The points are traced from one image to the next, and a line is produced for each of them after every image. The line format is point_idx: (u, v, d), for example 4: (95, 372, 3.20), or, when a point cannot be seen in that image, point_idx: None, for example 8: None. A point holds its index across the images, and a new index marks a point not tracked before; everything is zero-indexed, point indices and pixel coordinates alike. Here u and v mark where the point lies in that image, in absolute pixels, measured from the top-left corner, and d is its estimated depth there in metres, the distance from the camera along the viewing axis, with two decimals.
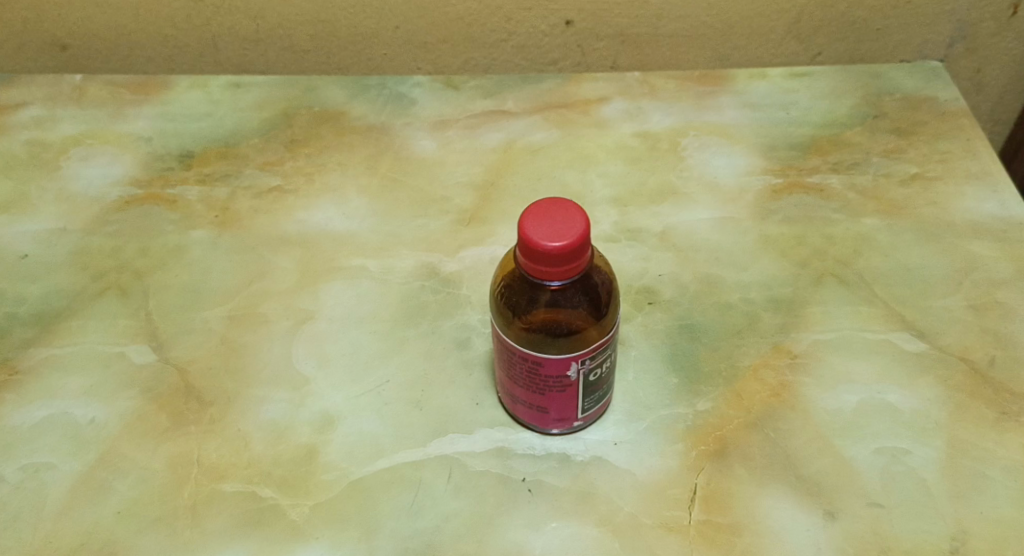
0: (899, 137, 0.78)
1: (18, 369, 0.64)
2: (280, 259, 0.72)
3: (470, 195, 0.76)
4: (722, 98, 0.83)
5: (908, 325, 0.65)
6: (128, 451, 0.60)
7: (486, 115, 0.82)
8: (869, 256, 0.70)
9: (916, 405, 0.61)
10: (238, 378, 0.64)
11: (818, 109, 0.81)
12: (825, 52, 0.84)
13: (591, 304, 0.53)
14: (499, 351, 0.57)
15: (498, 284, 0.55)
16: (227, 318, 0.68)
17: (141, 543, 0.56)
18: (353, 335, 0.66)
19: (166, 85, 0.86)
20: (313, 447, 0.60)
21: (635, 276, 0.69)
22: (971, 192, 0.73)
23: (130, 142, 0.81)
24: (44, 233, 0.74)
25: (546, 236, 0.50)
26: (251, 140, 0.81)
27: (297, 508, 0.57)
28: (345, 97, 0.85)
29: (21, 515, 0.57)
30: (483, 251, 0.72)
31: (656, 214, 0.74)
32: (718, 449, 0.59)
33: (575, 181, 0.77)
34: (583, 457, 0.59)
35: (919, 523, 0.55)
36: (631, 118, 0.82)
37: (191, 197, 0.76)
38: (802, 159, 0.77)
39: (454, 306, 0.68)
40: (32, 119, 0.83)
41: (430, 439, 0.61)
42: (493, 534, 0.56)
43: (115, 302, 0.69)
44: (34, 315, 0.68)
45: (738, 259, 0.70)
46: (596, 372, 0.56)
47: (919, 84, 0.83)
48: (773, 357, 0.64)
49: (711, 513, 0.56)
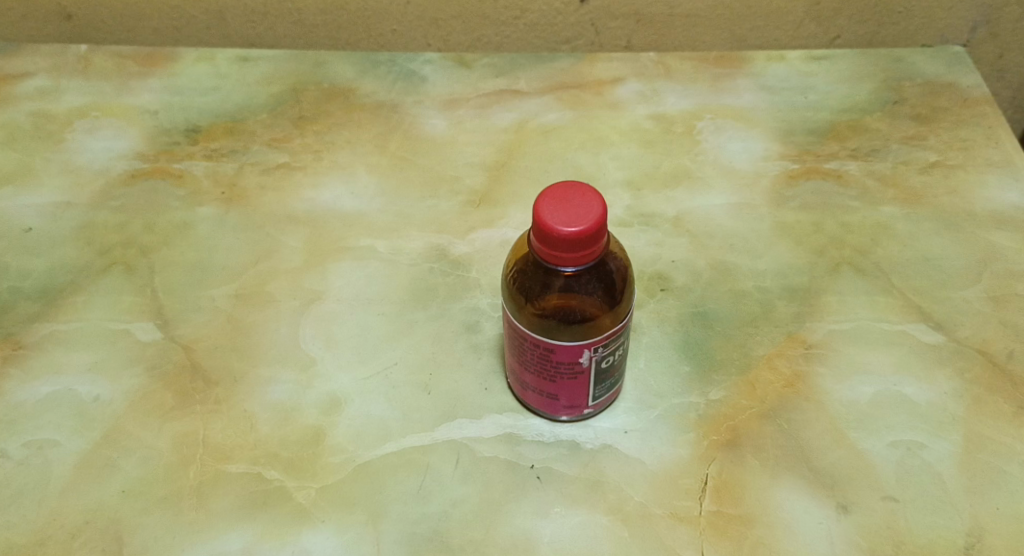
0: (919, 123, 0.77)
1: (22, 344, 0.64)
2: (288, 238, 0.70)
3: (482, 175, 0.75)
4: (739, 81, 0.81)
5: (925, 316, 0.64)
6: (134, 429, 0.60)
7: (498, 94, 0.81)
8: (887, 245, 0.68)
9: (933, 398, 0.60)
10: (245, 357, 0.63)
11: (836, 93, 0.80)
12: (844, 35, 0.83)
13: (606, 291, 0.52)
14: (509, 336, 0.56)
15: (511, 268, 0.54)
16: (234, 296, 0.67)
17: (146, 522, 0.55)
18: (361, 316, 0.66)
19: (173, 58, 0.85)
20: (320, 429, 0.60)
21: (647, 262, 0.68)
22: (993, 181, 0.72)
23: (136, 115, 0.80)
24: (49, 207, 0.73)
25: (562, 221, 0.49)
26: (259, 116, 0.80)
27: (303, 491, 0.57)
28: (354, 74, 0.83)
29: (26, 491, 0.57)
30: (493, 233, 0.71)
31: (670, 199, 0.72)
32: (729, 439, 0.58)
33: (588, 163, 0.76)
34: (592, 445, 0.59)
35: (934, 518, 0.54)
36: (645, 100, 0.80)
37: (198, 172, 0.75)
38: (820, 144, 0.76)
39: (463, 289, 0.67)
40: (37, 90, 0.82)
41: (439, 423, 0.60)
42: (501, 521, 0.55)
43: (120, 278, 0.68)
44: (39, 290, 0.67)
45: (754, 246, 0.69)
46: (608, 359, 0.55)
47: (941, 69, 0.81)
48: (787, 347, 0.63)
49: (722, 504, 0.56)
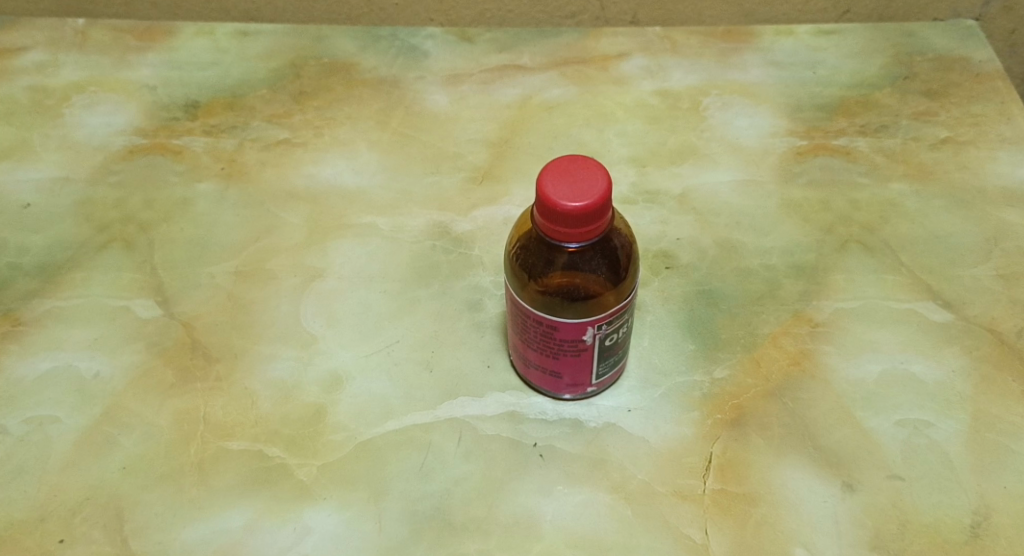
0: (930, 99, 0.75)
1: (21, 320, 0.63)
2: (288, 215, 0.70)
3: (485, 152, 0.74)
4: (746, 56, 0.80)
5: (934, 294, 0.63)
6: (134, 405, 0.59)
7: (501, 70, 0.80)
8: (896, 222, 0.67)
9: (941, 376, 0.59)
10: (246, 335, 0.63)
11: (845, 68, 0.78)
12: (854, 9, 0.81)
13: (610, 268, 0.51)
14: (512, 313, 0.55)
15: (514, 245, 0.53)
16: (234, 274, 0.66)
17: (147, 499, 0.55)
18: (362, 294, 0.65)
19: (171, 32, 0.84)
20: (321, 407, 0.59)
21: (652, 239, 0.67)
22: (1004, 157, 0.71)
23: (134, 90, 0.79)
24: (48, 182, 0.72)
25: (566, 196, 0.48)
26: (258, 91, 0.79)
27: (304, 468, 0.56)
28: (355, 48, 0.82)
29: (27, 468, 0.56)
30: (495, 211, 0.70)
31: (675, 175, 0.71)
32: (734, 418, 0.58)
33: (592, 140, 0.75)
34: (596, 424, 0.58)
35: (941, 496, 0.54)
36: (651, 75, 0.79)
37: (197, 148, 0.74)
38: (829, 120, 0.74)
39: (465, 267, 0.67)
40: (34, 64, 0.81)
41: (441, 402, 0.59)
42: (503, 499, 0.55)
43: (119, 255, 0.67)
44: (37, 266, 0.66)
45: (761, 224, 0.68)
46: (612, 337, 0.54)
47: (953, 44, 0.80)
48: (794, 325, 0.62)
49: (726, 483, 0.55)
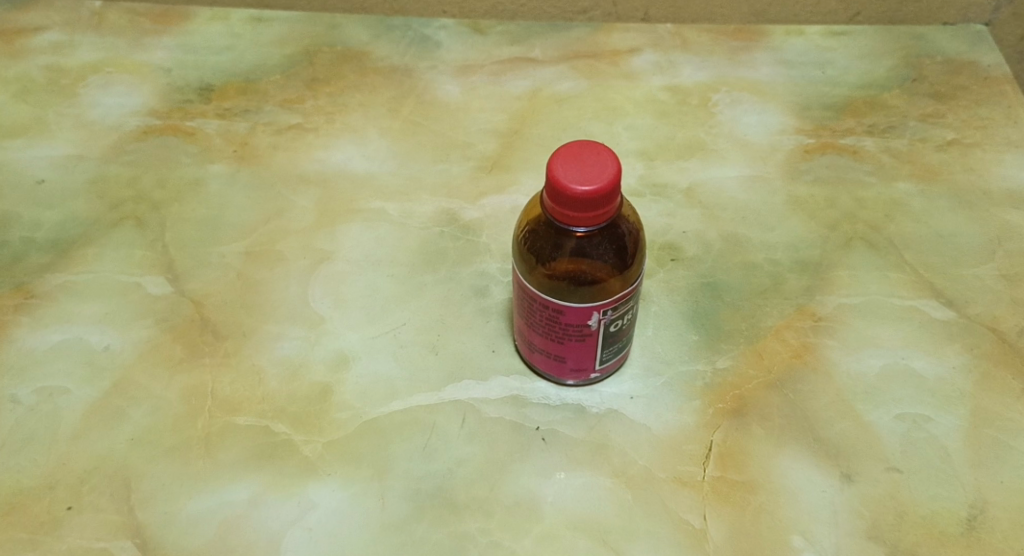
0: (938, 102, 0.76)
1: (33, 294, 0.64)
2: (299, 198, 0.70)
3: (494, 141, 0.75)
4: (756, 54, 0.81)
5: (936, 293, 0.64)
6: (143, 380, 0.60)
7: (512, 62, 0.81)
8: (901, 221, 0.68)
9: (941, 373, 0.60)
10: (254, 313, 0.63)
11: (854, 69, 0.79)
12: (865, 11, 0.82)
13: (617, 254, 0.52)
14: (519, 297, 0.56)
15: (522, 229, 0.54)
16: (244, 254, 0.67)
17: (153, 471, 0.56)
18: (370, 277, 0.66)
19: (186, 16, 0.85)
20: (327, 386, 0.60)
21: (659, 231, 0.68)
22: (1010, 159, 0.71)
23: (149, 72, 0.80)
24: (61, 160, 0.73)
25: (576, 180, 0.48)
26: (272, 76, 0.80)
27: (310, 444, 0.57)
28: (369, 37, 0.83)
29: (36, 437, 0.57)
30: (504, 200, 0.70)
31: (682, 169, 0.72)
32: (735, 408, 0.58)
33: (600, 133, 0.75)
34: (598, 410, 0.59)
35: (938, 489, 0.55)
36: (661, 71, 0.80)
37: (210, 130, 0.75)
38: (837, 119, 0.75)
39: (473, 253, 0.67)
40: (51, 44, 0.82)
41: (445, 384, 0.60)
42: (505, 480, 0.56)
43: (132, 232, 0.68)
44: (50, 240, 0.67)
45: (767, 219, 0.69)
46: (616, 323, 0.54)
47: (962, 48, 0.80)
48: (796, 319, 0.63)
49: (725, 470, 0.56)
